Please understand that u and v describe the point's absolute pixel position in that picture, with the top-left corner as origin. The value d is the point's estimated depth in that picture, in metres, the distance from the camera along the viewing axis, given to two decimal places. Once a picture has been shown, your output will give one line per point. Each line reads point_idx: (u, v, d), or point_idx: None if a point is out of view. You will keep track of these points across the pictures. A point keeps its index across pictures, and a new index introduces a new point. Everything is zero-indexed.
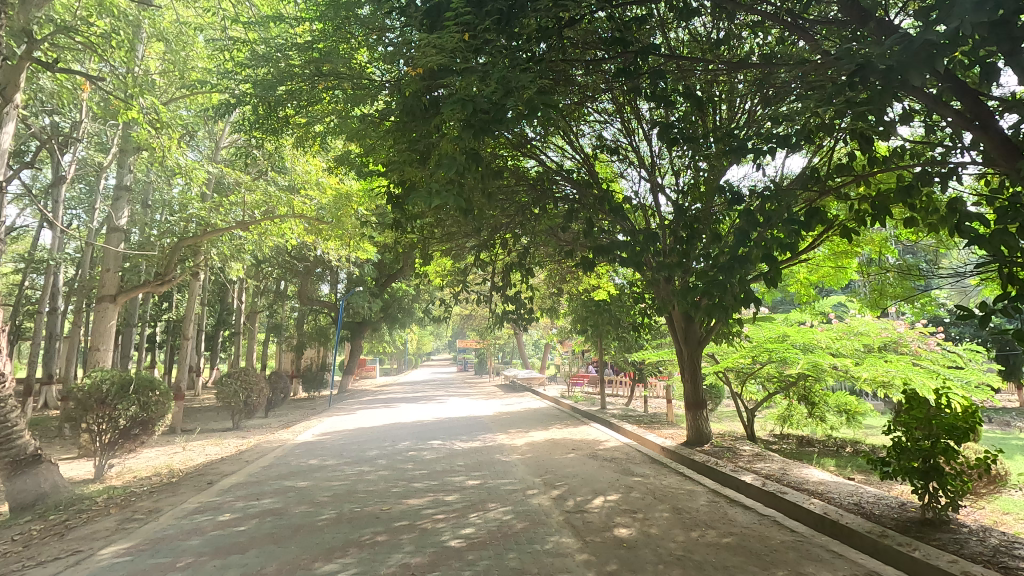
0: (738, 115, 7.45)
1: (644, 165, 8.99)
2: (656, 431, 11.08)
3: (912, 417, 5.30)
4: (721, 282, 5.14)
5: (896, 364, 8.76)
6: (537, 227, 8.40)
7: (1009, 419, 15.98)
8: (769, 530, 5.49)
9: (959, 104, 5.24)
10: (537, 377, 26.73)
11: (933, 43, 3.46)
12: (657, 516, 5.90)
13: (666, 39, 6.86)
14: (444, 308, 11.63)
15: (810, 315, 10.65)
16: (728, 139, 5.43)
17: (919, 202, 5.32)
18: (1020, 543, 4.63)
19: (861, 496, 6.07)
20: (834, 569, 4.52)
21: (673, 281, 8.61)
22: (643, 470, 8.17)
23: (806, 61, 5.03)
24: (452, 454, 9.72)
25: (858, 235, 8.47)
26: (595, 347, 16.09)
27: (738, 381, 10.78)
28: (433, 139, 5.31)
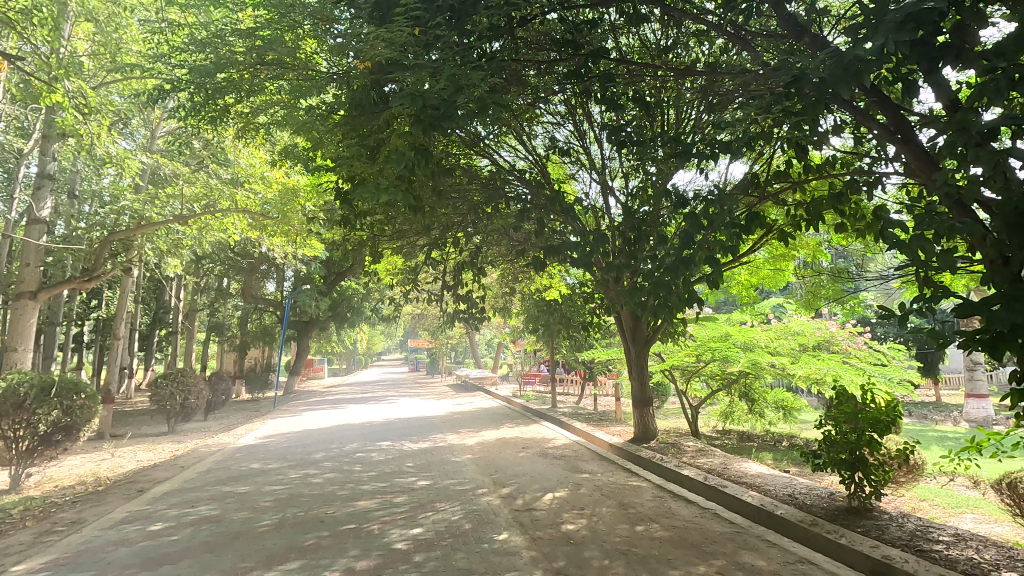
0: (685, 121, 7.59)
1: (595, 168, 9.15)
2: (604, 429, 11.31)
3: (841, 411, 5.62)
4: (666, 282, 5.41)
5: (827, 362, 9.29)
6: (489, 226, 8.38)
7: (927, 412, 17.18)
8: (709, 522, 5.69)
9: (884, 118, 5.57)
10: (489, 377, 26.76)
11: (861, 58, 3.69)
12: (604, 512, 6.00)
13: (616, 44, 6.96)
14: (394, 307, 11.44)
15: (750, 315, 11.09)
16: (674, 144, 5.59)
17: (847, 210, 5.66)
18: (934, 527, 4.99)
19: (795, 488, 6.39)
20: (768, 557, 4.72)
21: (622, 282, 8.80)
22: (592, 467, 8.30)
23: (747, 71, 5.24)
24: (401, 455, 9.58)
25: (794, 239, 8.92)
26: (546, 347, 16.19)
27: (683, 379, 11.21)
28: (384, 136, 5.19)
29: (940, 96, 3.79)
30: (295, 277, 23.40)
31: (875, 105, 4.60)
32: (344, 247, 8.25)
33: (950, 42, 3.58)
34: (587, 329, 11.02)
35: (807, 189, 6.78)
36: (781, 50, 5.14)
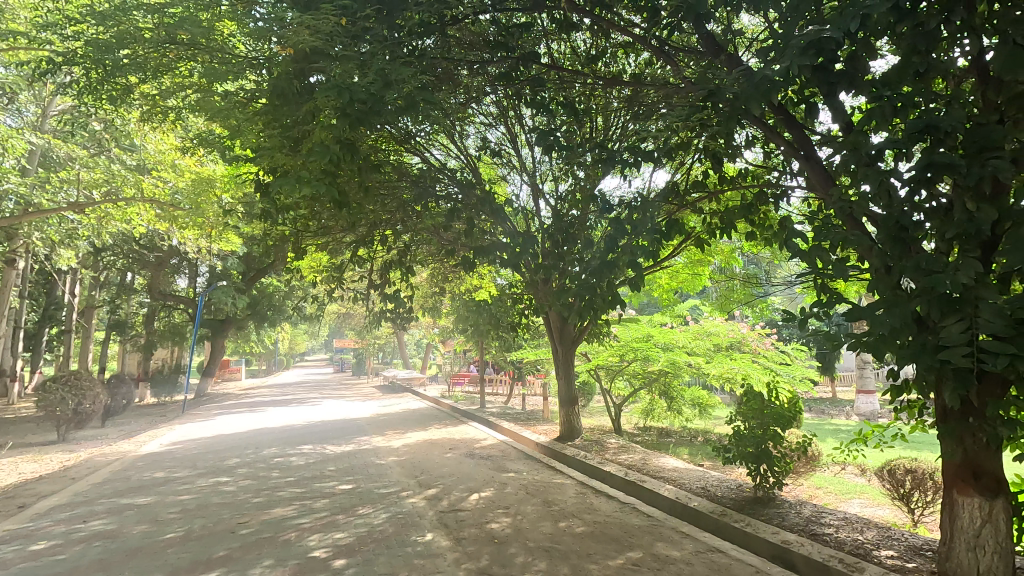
0: (612, 127, 7.77)
1: (525, 171, 9.28)
2: (532, 428, 11.45)
3: (749, 408, 6.01)
4: (591, 284, 5.69)
5: (738, 362, 9.94)
6: (418, 224, 8.28)
7: (824, 408, 18.77)
8: (628, 516, 5.89)
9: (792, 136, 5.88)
10: (418, 378, 26.43)
11: (770, 79, 3.98)
12: (528, 510, 6.07)
13: (548, 50, 7.08)
14: (317, 306, 11.02)
15: (670, 317, 11.63)
16: (600, 151, 5.77)
17: (757, 220, 6.09)
18: (826, 513, 5.45)
19: (708, 480, 6.77)
20: (682, 548, 4.96)
21: (550, 283, 8.97)
22: (517, 466, 8.38)
23: (669, 84, 5.50)
24: (323, 459, 9.23)
25: (710, 246, 9.46)
26: (475, 347, 16.16)
27: (608, 378, 11.65)
28: (308, 127, 4.96)
29: (837, 118, 4.15)
30: (209, 272, 21.99)
31: (782, 123, 4.96)
32: (264, 242, 7.88)
33: (845, 69, 3.94)
34: (516, 329, 11.10)
35: (722, 200, 7.21)
36: (699, 66, 5.43)
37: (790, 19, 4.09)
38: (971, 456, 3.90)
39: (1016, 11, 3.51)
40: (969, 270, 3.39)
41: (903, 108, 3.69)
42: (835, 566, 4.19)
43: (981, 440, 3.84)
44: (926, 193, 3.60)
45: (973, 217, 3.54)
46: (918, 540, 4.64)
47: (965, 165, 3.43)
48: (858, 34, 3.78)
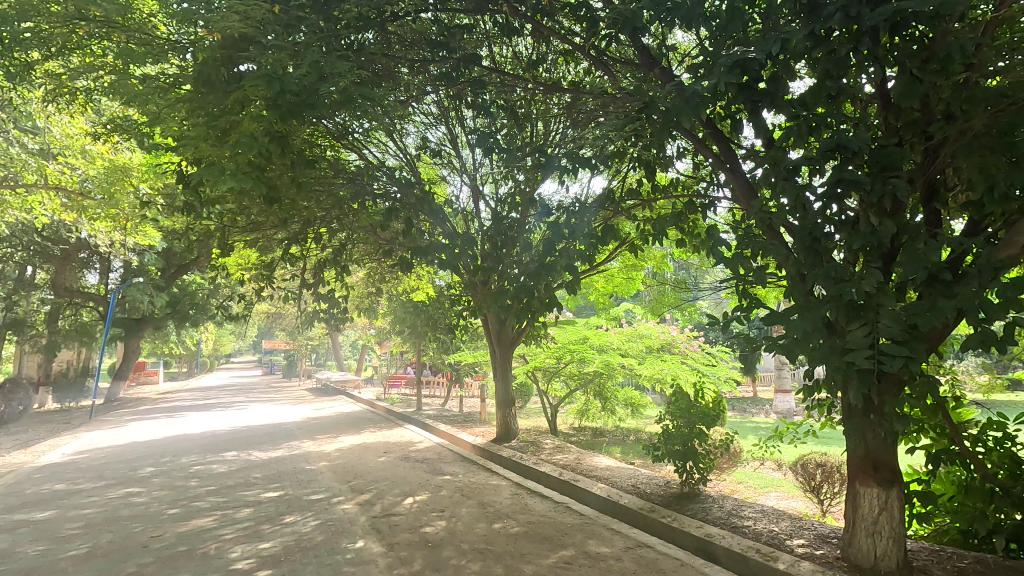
0: (552, 132, 7.87)
1: (466, 173, 9.27)
2: (469, 430, 11.44)
3: (677, 408, 6.27)
4: (529, 287, 5.77)
5: (668, 364, 10.37)
6: (354, 223, 8.08)
7: (745, 406, 19.89)
8: (561, 515, 5.99)
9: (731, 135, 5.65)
10: (352, 380, 25.74)
11: (699, 94, 4.21)
12: (463, 513, 6.04)
13: (489, 53, 7.10)
14: (245, 305, 10.50)
15: (605, 320, 11.92)
16: (540, 155, 5.85)
17: (686, 228, 6.36)
18: (745, 506, 5.78)
19: (638, 478, 7.00)
20: (613, 544, 5.10)
21: (488, 285, 9.00)
22: (453, 468, 8.33)
23: (606, 93, 5.67)
24: (248, 466, 8.79)
25: (643, 252, 9.80)
26: (412, 349, 15.91)
27: (545, 380, 11.81)
28: (236, 117, 4.72)
29: (759, 135, 4.43)
30: (123, 268, 20.42)
31: (710, 136, 5.20)
32: (187, 237, 7.44)
33: (767, 89, 4.21)
34: (454, 331, 11.04)
35: (654, 207, 7.47)
36: (635, 77, 5.61)
37: (719, 38, 4.32)
38: (870, 449, 4.26)
39: (913, 45, 3.87)
40: (871, 279, 3.71)
41: (816, 127, 4.00)
42: (753, 556, 4.44)
43: (880, 435, 4.19)
44: (835, 207, 3.90)
45: (875, 229, 3.87)
46: (826, 528, 5.00)
47: (869, 182, 3.76)
48: (779, 57, 4.05)
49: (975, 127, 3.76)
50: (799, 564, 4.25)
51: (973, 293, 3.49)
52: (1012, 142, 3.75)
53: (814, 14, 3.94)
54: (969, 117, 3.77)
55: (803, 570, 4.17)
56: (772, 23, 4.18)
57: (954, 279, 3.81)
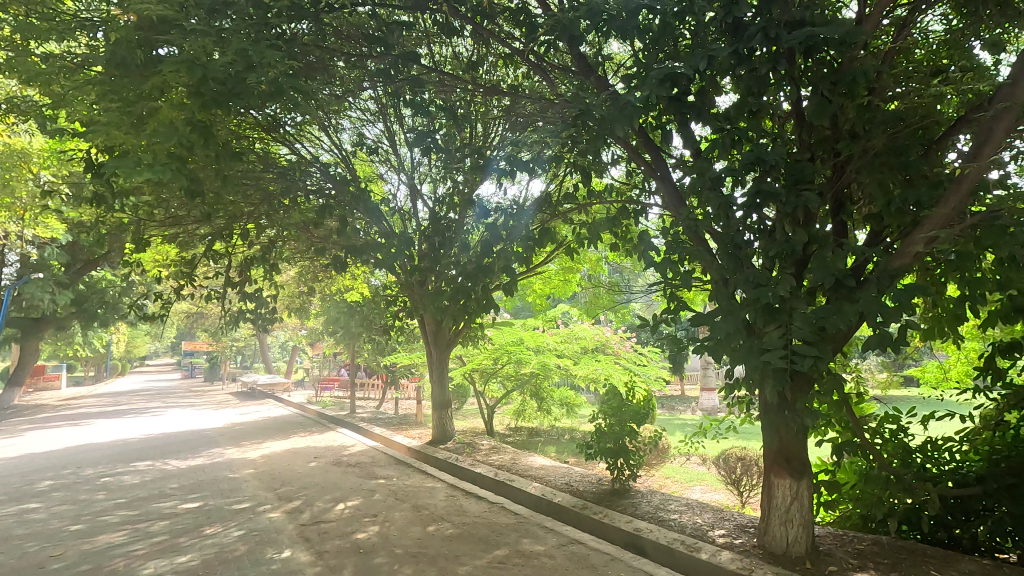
0: (491, 134, 7.90)
1: (403, 171, 9.14)
2: (404, 432, 11.26)
3: (610, 407, 6.47)
4: (467, 288, 5.77)
5: (602, 364, 10.66)
6: (285, 220, 7.77)
7: (674, 404, 20.77)
8: (495, 516, 6.01)
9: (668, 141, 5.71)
10: (281, 383, 24.68)
11: (632, 104, 4.37)
12: (396, 517, 5.94)
13: (429, 52, 7.04)
14: (162, 304, 9.83)
15: (542, 321, 12.10)
16: (479, 156, 5.85)
17: (620, 232, 6.57)
18: (671, 499, 6.04)
19: (571, 476, 7.15)
20: (546, 542, 5.18)
21: (425, 285, 8.91)
22: (387, 472, 8.18)
23: (545, 99, 5.78)
24: (164, 476, 8.23)
25: (579, 254, 10.02)
26: (346, 350, 15.47)
27: (482, 381, 11.82)
28: (154, 103, 4.43)
29: (687, 145, 4.64)
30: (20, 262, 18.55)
31: (643, 144, 5.40)
32: (96, 230, 6.88)
33: (695, 102, 4.40)
34: (389, 331, 10.83)
35: (589, 210, 7.66)
36: (572, 84, 5.73)
37: (650, 51, 4.53)
38: (784, 444, 4.56)
39: (824, 68, 4.18)
40: (785, 284, 4.00)
41: (739, 140, 4.24)
42: (678, 548, 4.65)
43: (792, 430, 4.50)
44: (755, 216, 4.16)
45: (789, 238, 4.16)
46: (744, 518, 5.31)
47: (784, 195, 4.04)
48: (705, 72, 4.26)
49: (876, 146, 4.16)
50: (719, 554, 4.49)
51: (873, 299, 3.83)
52: (906, 161, 4.17)
53: (738, 34, 4.17)
54: (871, 137, 4.15)
55: (723, 559, 4.42)
56: (700, 40, 4.39)
57: (857, 285, 4.17)
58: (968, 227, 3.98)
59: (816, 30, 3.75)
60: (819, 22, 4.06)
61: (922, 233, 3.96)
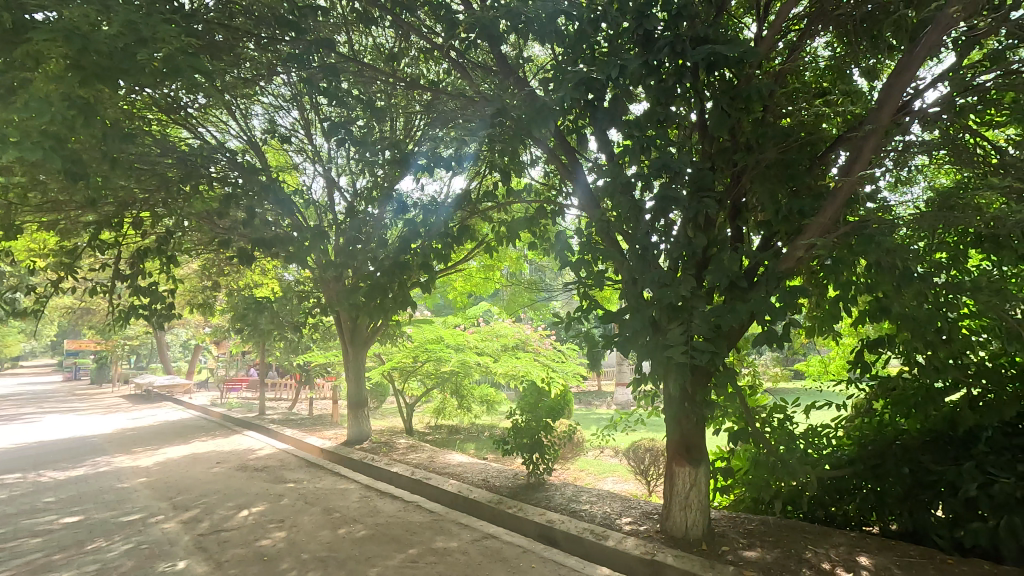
0: (412, 129, 7.78)
1: (319, 162, 8.79)
2: (318, 433, 10.85)
3: (527, 403, 6.60)
4: (383, 284, 5.66)
5: (521, 361, 10.82)
6: (186, 209, 7.24)
7: (591, 400, 21.50)
8: (410, 515, 5.94)
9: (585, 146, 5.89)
10: (181, 385, 22.90)
11: (548, 106, 4.47)
12: (305, 521, 5.71)
13: (348, 41, 6.83)
14: (39, 297, 8.82)
15: (463, 319, 12.11)
16: (398, 150, 5.74)
17: (539, 231, 6.69)
18: (583, 491, 6.26)
19: (488, 472, 7.21)
20: (460, 539, 5.18)
21: (342, 281, 8.63)
22: (297, 475, 7.84)
23: (465, 97, 5.79)
24: (38, 489, 7.39)
25: (499, 253, 10.10)
26: (255, 348, 14.65)
27: (402, 379, 11.64)
28: (26, 73, 3.98)
29: (602, 149, 4.83)
30: None
31: (560, 147, 5.55)
32: None
33: (608, 108, 4.57)
34: (302, 329, 10.39)
35: (510, 209, 7.75)
36: (493, 83, 5.77)
37: (568, 56, 4.66)
38: (685, 434, 4.85)
39: (724, 83, 4.48)
40: (687, 285, 4.27)
41: (647, 148, 4.46)
42: (587, 537, 4.83)
43: (692, 421, 4.81)
44: (661, 219, 4.39)
45: (691, 241, 4.45)
46: (648, 506, 5.61)
47: (687, 200, 4.31)
48: (618, 80, 4.44)
49: (767, 159, 4.53)
50: (625, 541, 4.72)
51: (762, 299, 4.18)
52: (792, 174, 4.56)
53: (648, 45, 4.38)
54: (763, 150, 4.51)
55: (629, 545, 4.65)
56: (614, 48, 4.56)
57: (750, 287, 4.52)
58: (842, 235, 4.43)
59: (718, 48, 4.02)
60: (721, 41, 4.36)
61: (804, 240, 4.37)
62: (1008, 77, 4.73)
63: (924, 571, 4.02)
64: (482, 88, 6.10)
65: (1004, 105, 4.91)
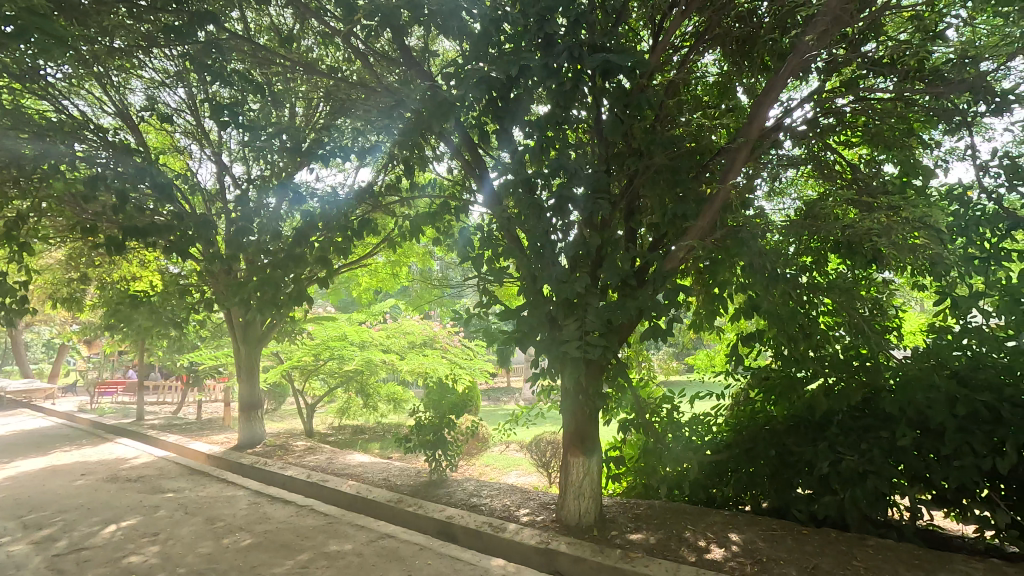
0: (313, 116, 7.44)
1: (208, 146, 8.16)
2: (205, 438, 10.09)
3: (430, 399, 6.56)
4: (275, 278, 5.37)
5: (428, 358, 10.70)
6: (45, 192, 6.44)
7: (501, 397, 21.68)
8: (303, 519, 5.69)
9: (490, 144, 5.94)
10: (42, 390, 20.32)
11: (450, 101, 4.48)
12: (183, 533, 5.29)
13: (241, 17, 6.40)
14: None
15: (369, 316, 11.78)
16: (294, 136, 5.47)
17: (444, 227, 6.64)
18: (484, 485, 6.32)
19: (390, 471, 7.07)
20: (356, 540, 5.05)
21: (234, 275, 8.08)
22: (177, 484, 7.23)
23: (367, 87, 5.62)
24: None
25: (407, 248, 9.92)
26: (134, 348, 13.33)
27: (302, 378, 11.13)
28: None
29: (504, 147, 4.90)
30: None
31: (465, 144, 5.56)
32: None
33: (510, 107, 4.64)
34: (188, 326, 9.61)
35: (417, 203, 7.62)
36: (397, 74, 5.65)
37: (470, 52, 4.68)
38: (580, 426, 5.06)
39: (619, 90, 4.69)
40: (581, 282, 4.46)
41: (547, 147, 4.58)
42: (485, 530, 4.90)
43: (586, 413, 5.03)
44: (558, 218, 4.54)
45: (586, 241, 4.65)
46: (545, 496, 5.78)
47: (583, 201, 4.48)
48: (519, 81, 4.52)
49: (656, 164, 4.82)
50: (521, 532, 4.83)
51: (649, 297, 4.46)
52: (678, 180, 4.88)
53: (548, 47, 4.50)
54: (652, 156, 4.79)
55: (525, 535, 4.77)
56: (518, 48, 4.62)
57: (640, 285, 4.79)
58: (720, 238, 4.81)
59: (612, 57, 4.21)
60: (615, 50, 4.57)
61: (686, 243, 4.71)
62: (860, 103, 5.36)
63: (783, 541, 4.48)
64: (387, 78, 5.94)
65: (857, 127, 5.53)
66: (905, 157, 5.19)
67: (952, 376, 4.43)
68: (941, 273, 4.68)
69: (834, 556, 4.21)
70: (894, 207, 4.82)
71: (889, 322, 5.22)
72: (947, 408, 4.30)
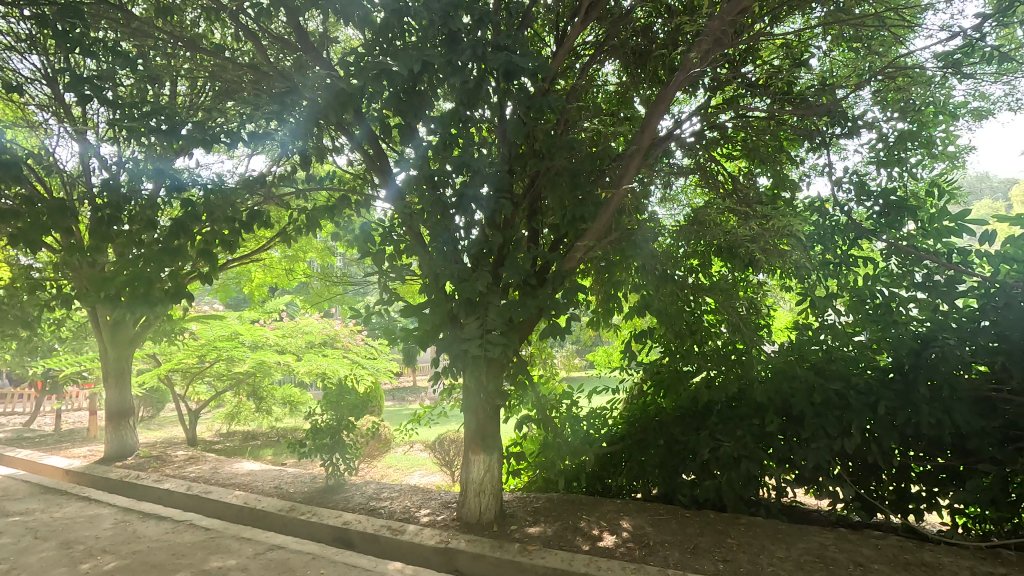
0: (197, 96, 6.81)
1: (69, 122, 7.23)
2: (64, 452, 8.96)
3: (328, 401, 6.28)
4: (150, 273, 4.87)
5: (327, 359, 10.22)
6: None
7: (406, 397, 21.19)
8: (182, 535, 5.23)
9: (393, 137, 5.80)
10: None
11: (348, 91, 4.31)
12: (32, 560, 4.67)
13: None
14: None
15: (262, 314, 11.04)
16: (173, 117, 4.99)
17: (343, 222, 6.36)
18: (384, 488, 6.17)
19: (283, 479, 6.68)
20: (241, 554, 4.72)
21: (100, 268, 7.22)
22: (27, 505, 6.35)
23: (259, 69, 5.25)
24: None
25: (305, 243, 9.41)
26: None
27: (185, 382, 10.21)
28: None
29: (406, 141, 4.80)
30: None
31: (366, 136, 5.37)
32: None
33: (412, 101, 4.55)
34: (44, 326, 8.48)
35: (314, 196, 7.24)
36: (293, 59, 5.34)
37: (371, 42, 4.53)
38: (481, 424, 5.08)
39: (522, 91, 4.75)
40: (482, 280, 4.48)
41: (450, 144, 4.54)
42: (383, 534, 4.78)
43: (487, 410, 5.06)
44: (461, 215, 4.53)
45: (488, 240, 4.67)
46: (446, 495, 5.75)
47: (486, 200, 4.50)
48: (421, 75, 4.44)
49: (556, 166, 4.94)
50: (421, 532, 4.77)
51: (548, 296, 4.59)
52: (577, 182, 5.04)
53: (452, 43, 4.46)
54: (553, 159, 4.91)
55: (424, 536, 4.71)
56: (421, 42, 4.54)
57: (540, 284, 4.90)
58: (615, 240, 5.02)
59: (514, 59, 4.25)
60: (519, 52, 4.62)
61: (583, 244, 4.88)
62: (740, 119, 5.82)
63: (668, 525, 4.80)
64: (282, 61, 5.58)
65: (737, 142, 6.01)
66: (776, 171, 5.83)
67: (811, 368, 4.97)
68: (803, 276, 5.23)
69: (711, 535, 4.58)
70: (767, 217, 5.31)
71: (762, 320, 5.75)
72: (806, 396, 4.82)
